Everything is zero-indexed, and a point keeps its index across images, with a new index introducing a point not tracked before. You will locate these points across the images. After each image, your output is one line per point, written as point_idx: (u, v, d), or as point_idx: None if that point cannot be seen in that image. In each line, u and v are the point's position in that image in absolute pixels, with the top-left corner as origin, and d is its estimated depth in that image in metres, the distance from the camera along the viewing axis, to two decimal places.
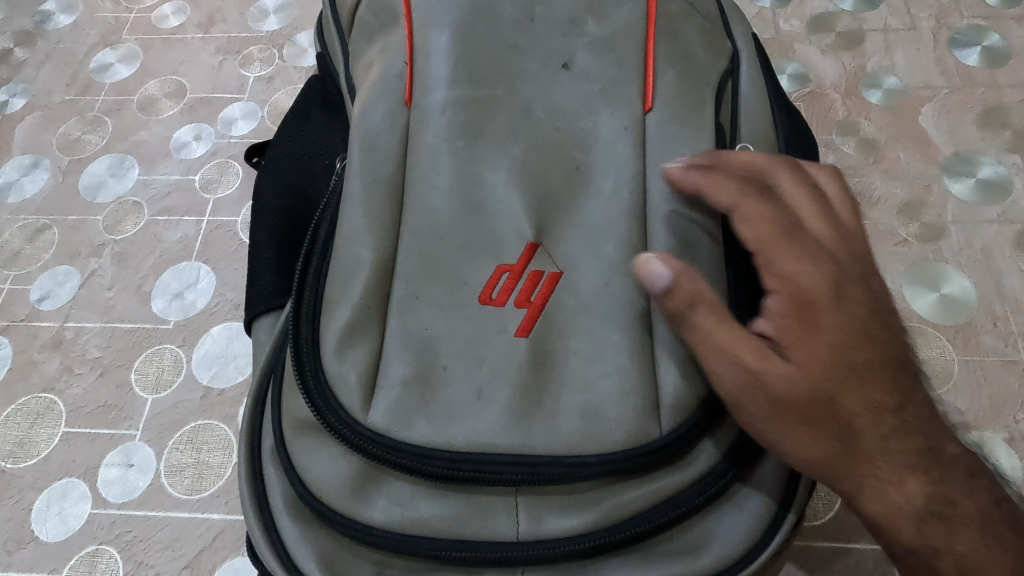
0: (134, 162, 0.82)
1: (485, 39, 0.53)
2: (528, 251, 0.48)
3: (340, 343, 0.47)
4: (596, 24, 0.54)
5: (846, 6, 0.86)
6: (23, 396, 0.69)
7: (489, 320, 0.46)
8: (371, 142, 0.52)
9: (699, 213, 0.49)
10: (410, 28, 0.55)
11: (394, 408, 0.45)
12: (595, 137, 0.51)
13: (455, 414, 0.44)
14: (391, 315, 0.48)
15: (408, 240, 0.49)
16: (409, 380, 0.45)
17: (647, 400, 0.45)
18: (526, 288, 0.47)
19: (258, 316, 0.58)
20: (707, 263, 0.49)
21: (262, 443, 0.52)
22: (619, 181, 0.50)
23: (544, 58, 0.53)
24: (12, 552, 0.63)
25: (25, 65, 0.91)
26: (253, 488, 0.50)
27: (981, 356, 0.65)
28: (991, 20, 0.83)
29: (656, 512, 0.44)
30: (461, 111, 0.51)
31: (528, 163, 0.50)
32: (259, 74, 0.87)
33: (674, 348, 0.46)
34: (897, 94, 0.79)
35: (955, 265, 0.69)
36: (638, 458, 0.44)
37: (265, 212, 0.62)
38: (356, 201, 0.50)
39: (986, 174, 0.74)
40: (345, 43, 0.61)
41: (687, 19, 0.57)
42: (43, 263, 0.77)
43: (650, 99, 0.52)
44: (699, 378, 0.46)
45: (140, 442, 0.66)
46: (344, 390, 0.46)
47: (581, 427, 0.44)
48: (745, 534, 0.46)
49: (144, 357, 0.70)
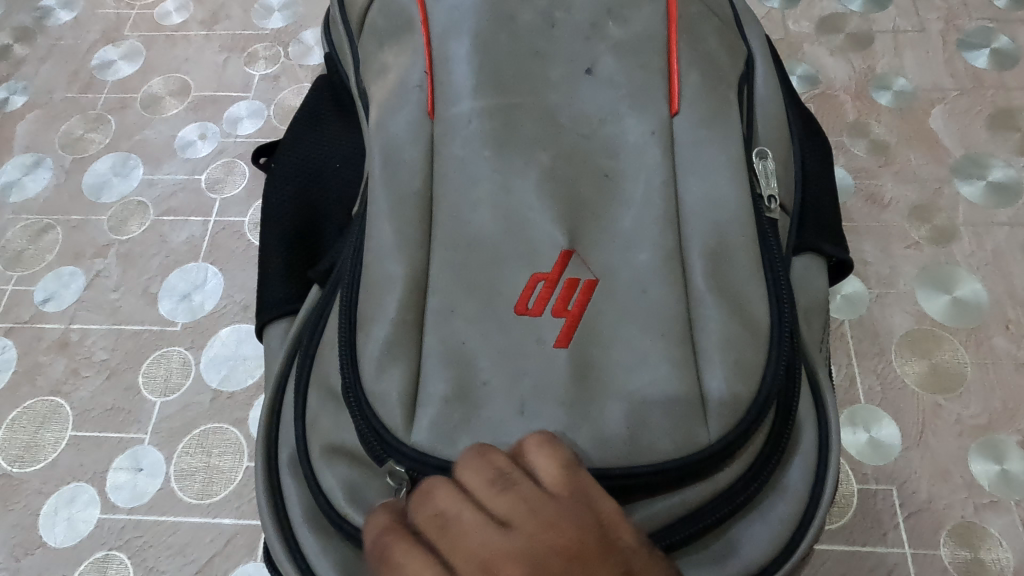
0: (138, 161, 0.81)
1: (505, 46, 0.52)
2: (563, 259, 0.45)
3: (379, 362, 0.45)
4: (617, 26, 0.53)
5: (855, 7, 0.85)
6: (29, 399, 0.69)
7: (525, 331, 0.44)
8: (392, 154, 0.50)
9: (733, 217, 0.48)
10: (428, 36, 0.53)
11: (437, 426, 0.42)
12: (622, 143, 0.49)
13: (499, 430, 0.42)
14: (427, 330, 0.45)
15: (441, 248, 0.47)
16: (450, 398, 0.43)
17: (691, 396, 0.43)
18: (563, 296, 0.44)
19: (269, 322, 0.56)
20: (744, 267, 0.47)
21: (280, 453, 0.50)
22: (648, 187, 0.48)
23: (567, 63, 0.52)
24: (19, 558, 0.62)
25: (26, 62, 0.89)
26: (272, 497, 0.49)
27: (994, 359, 0.65)
28: (999, 22, 0.83)
29: (687, 521, 0.42)
30: (487, 120, 0.49)
31: (557, 170, 0.48)
32: (264, 72, 0.87)
33: (718, 350, 0.44)
34: (907, 96, 0.79)
35: (967, 268, 0.69)
36: (686, 464, 0.41)
37: (277, 218, 0.60)
38: (383, 214, 0.48)
39: (997, 177, 0.74)
40: (355, 46, 0.60)
41: (707, 22, 0.56)
42: (47, 264, 0.76)
43: (676, 102, 0.51)
44: (746, 380, 0.44)
45: (149, 446, 0.66)
46: (385, 407, 0.44)
47: (630, 434, 0.41)
48: (775, 539, 0.44)
49: (152, 359, 0.70)
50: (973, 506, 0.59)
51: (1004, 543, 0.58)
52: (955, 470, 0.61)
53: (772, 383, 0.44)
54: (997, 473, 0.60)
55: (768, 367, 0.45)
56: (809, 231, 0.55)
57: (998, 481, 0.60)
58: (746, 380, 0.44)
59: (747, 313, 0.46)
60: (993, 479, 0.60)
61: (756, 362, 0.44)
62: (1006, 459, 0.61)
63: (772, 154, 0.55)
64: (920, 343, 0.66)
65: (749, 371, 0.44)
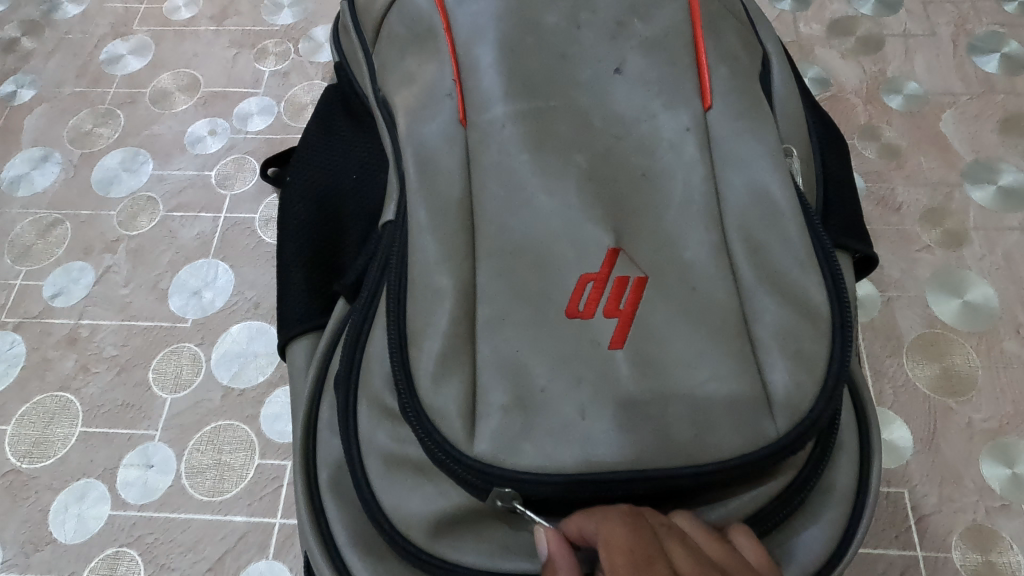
0: (148, 156, 0.81)
1: (532, 48, 0.52)
2: (611, 257, 0.45)
3: (434, 373, 0.43)
4: (643, 25, 0.53)
5: (865, 10, 0.86)
6: (38, 394, 0.68)
7: (581, 331, 0.43)
8: (424, 156, 0.50)
9: (776, 213, 0.48)
10: (453, 45, 0.53)
11: (499, 438, 0.41)
12: (658, 142, 0.50)
13: (565, 434, 0.41)
14: (479, 340, 0.44)
15: (487, 258, 0.46)
16: (511, 406, 0.42)
17: (756, 389, 0.43)
18: (614, 295, 0.44)
19: (291, 341, 0.56)
20: (793, 263, 0.47)
21: (319, 475, 0.50)
22: (688, 183, 0.48)
23: (598, 64, 0.52)
24: (29, 554, 0.62)
25: (34, 55, 0.89)
26: (316, 523, 0.48)
27: (1004, 363, 0.65)
28: (1009, 28, 0.84)
29: (755, 520, 0.43)
30: (523, 124, 0.49)
31: (595, 173, 0.48)
32: (274, 69, 0.86)
33: (775, 343, 0.44)
34: (917, 100, 0.79)
35: (977, 272, 0.70)
36: (760, 459, 0.41)
37: (293, 233, 0.60)
38: (425, 227, 0.47)
39: (1007, 182, 0.74)
40: (370, 55, 0.60)
41: (727, 22, 0.56)
42: (56, 258, 0.75)
43: (709, 98, 0.51)
44: (811, 372, 0.43)
45: (160, 443, 0.65)
46: (445, 420, 0.42)
47: (696, 434, 0.41)
48: (824, 545, 0.45)
49: (162, 356, 0.69)
50: (984, 509, 0.60)
51: (1015, 546, 0.58)
52: (966, 474, 0.61)
53: (838, 376, 0.44)
54: (1009, 477, 0.61)
55: (834, 360, 0.44)
56: (833, 220, 0.55)
57: (1010, 485, 0.60)
58: (812, 371, 0.43)
59: (806, 302, 0.46)
60: (1005, 483, 0.61)
61: (817, 351, 0.44)
62: (1017, 464, 0.61)
63: (796, 152, 0.56)
64: (931, 346, 0.66)
65: (811, 363, 0.44)
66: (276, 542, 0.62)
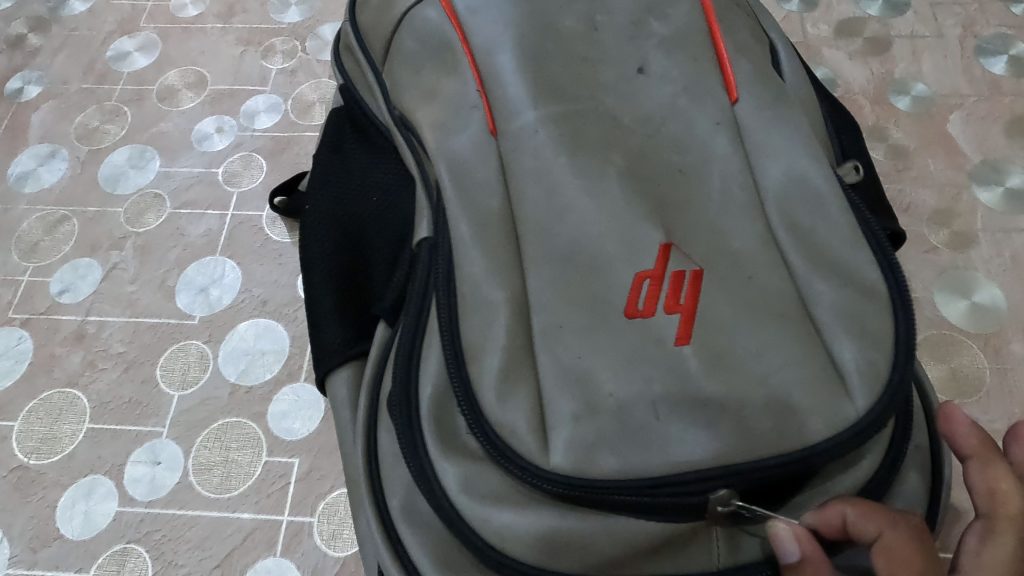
0: (155, 153, 0.81)
1: (552, 49, 0.52)
2: (664, 252, 0.45)
3: (498, 392, 0.43)
4: (661, 25, 0.54)
5: (872, 11, 0.86)
6: (45, 391, 0.68)
7: (643, 330, 0.43)
8: (459, 164, 0.50)
9: (816, 199, 0.48)
10: (473, 59, 0.54)
11: (574, 447, 0.41)
12: (692, 138, 0.50)
13: (642, 437, 0.41)
14: (538, 352, 0.44)
15: (537, 266, 0.46)
16: (582, 415, 0.41)
17: (828, 373, 0.42)
18: (672, 290, 0.44)
19: (331, 371, 0.57)
20: (842, 241, 0.46)
21: (388, 505, 0.47)
22: (725, 176, 0.48)
23: (617, 65, 0.52)
24: (36, 550, 0.61)
25: (40, 52, 0.89)
26: (394, 555, 0.46)
27: (1012, 364, 0.65)
28: (1017, 29, 0.84)
29: None
30: (555, 126, 0.49)
31: (634, 171, 0.48)
32: (281, 67, 0.86)
33: (839, 325, 0.44)
34: (925, 101, 0.79)
35: (985, 273, 0.70)
36: (848, 439, 0.40)
37: (319, 261, 0.60)
38: (469, 240, 0.47)
39: (1014, 184, 0.74)
40: (380, 74, 0.61)
41: (743, 22, 0.56)
42: (63, 255, 0.75)
43: (734, 90, 0.51)
44: (880, 346, 0.43)
45: (167, 440, 0.65)
46: (517, 437, 0.42)
47: (775, 424, 0.40)
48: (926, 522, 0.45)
49: (169, 354, 0.69)
50: None
51: None
52: None
53: (908, 353, 0.43)
54: None
55: (900, 331, 0.44)
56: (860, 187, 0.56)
57: None
58: (880, 345, 0.43)
59: (862, 281, 0.45)
60: None
61: (882, 327, 0.44)
62: None
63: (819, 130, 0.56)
64: (938, 347, 0.66)
65: (878, 338, 0.43)
66: (283, 540, 0.61)
